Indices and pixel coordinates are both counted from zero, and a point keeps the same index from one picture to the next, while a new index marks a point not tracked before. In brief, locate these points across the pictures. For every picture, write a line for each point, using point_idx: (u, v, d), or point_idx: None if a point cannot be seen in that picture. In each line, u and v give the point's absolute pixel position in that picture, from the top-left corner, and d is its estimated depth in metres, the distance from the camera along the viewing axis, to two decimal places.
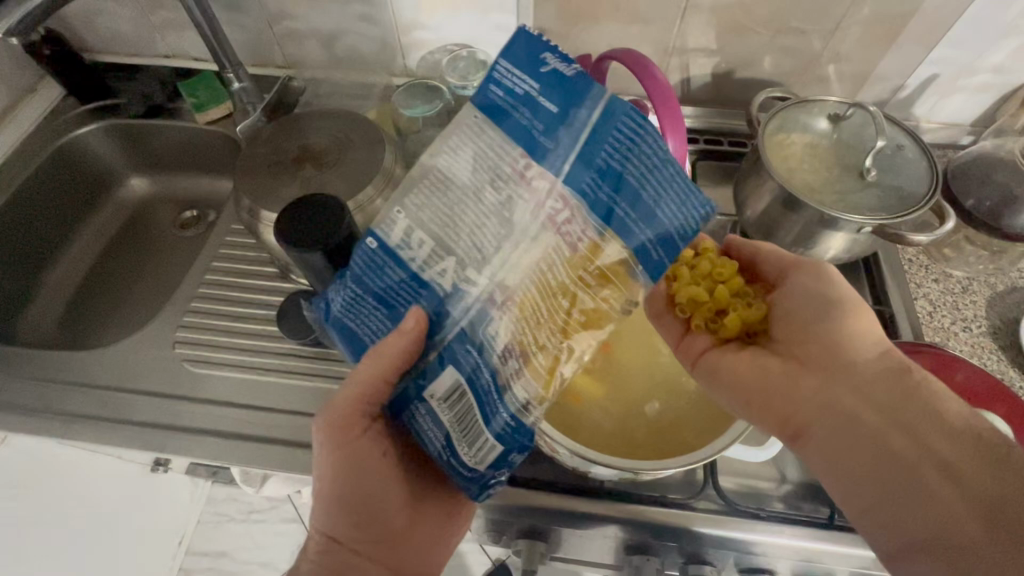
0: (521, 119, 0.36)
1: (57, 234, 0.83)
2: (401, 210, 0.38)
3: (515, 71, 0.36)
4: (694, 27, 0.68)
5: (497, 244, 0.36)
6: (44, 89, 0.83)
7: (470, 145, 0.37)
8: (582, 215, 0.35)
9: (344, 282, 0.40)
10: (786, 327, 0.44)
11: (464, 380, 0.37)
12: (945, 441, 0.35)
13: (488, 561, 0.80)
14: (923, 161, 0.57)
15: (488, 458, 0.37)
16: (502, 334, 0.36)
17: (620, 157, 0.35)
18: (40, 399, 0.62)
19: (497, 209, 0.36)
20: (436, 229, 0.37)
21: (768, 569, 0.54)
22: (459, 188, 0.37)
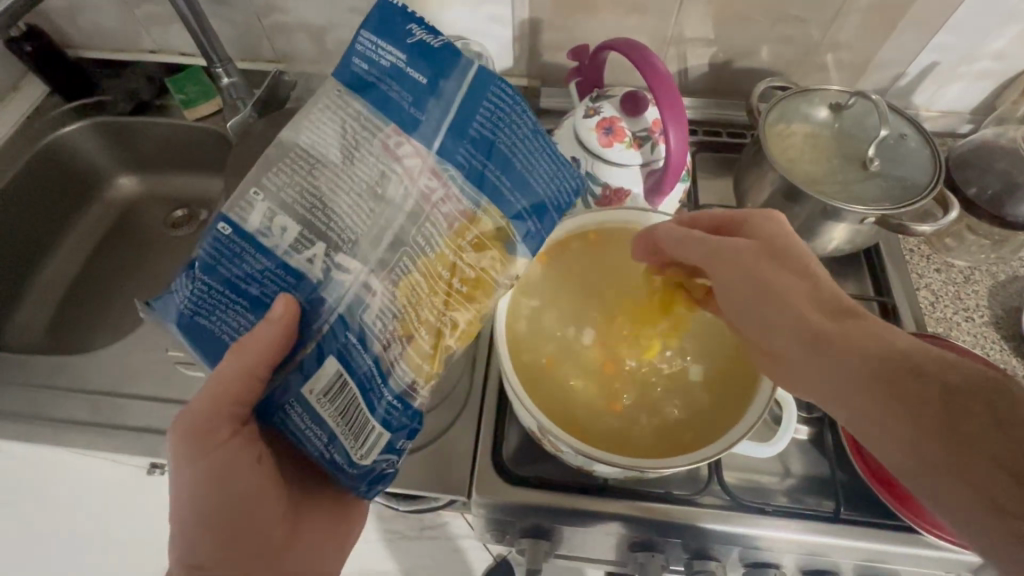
0: (390, 92, 0.39)
1: (44, 236, 0.82)
2: (259, 193, 0.37)
3: (379, 44, 0.39)
4: (693, 17, 0.67)
5: (369, 223, 0.37)
6: (28, 86, 0.81)
7: (334, 122, 0.39)
8: (461, 190, 0.38)
9: (192, 274, 0.37)
10: (739, 306, 0.44)
11: (344, 371, 0.36)
12: (887, 387, 0.35)
13: (489, 557, 0.78)
14: (925, 150, 0.56)
15: (375, 450, 0.37)
16: (384, 314, 0.36)
17: (489, 132, 0.39)
18: (34, 404, 0.61)
19: (369, 185, 0.38)
20: (300, 212, 0.37)
21: (774, 563, 0.53)
22: (325, 165, 0.38)
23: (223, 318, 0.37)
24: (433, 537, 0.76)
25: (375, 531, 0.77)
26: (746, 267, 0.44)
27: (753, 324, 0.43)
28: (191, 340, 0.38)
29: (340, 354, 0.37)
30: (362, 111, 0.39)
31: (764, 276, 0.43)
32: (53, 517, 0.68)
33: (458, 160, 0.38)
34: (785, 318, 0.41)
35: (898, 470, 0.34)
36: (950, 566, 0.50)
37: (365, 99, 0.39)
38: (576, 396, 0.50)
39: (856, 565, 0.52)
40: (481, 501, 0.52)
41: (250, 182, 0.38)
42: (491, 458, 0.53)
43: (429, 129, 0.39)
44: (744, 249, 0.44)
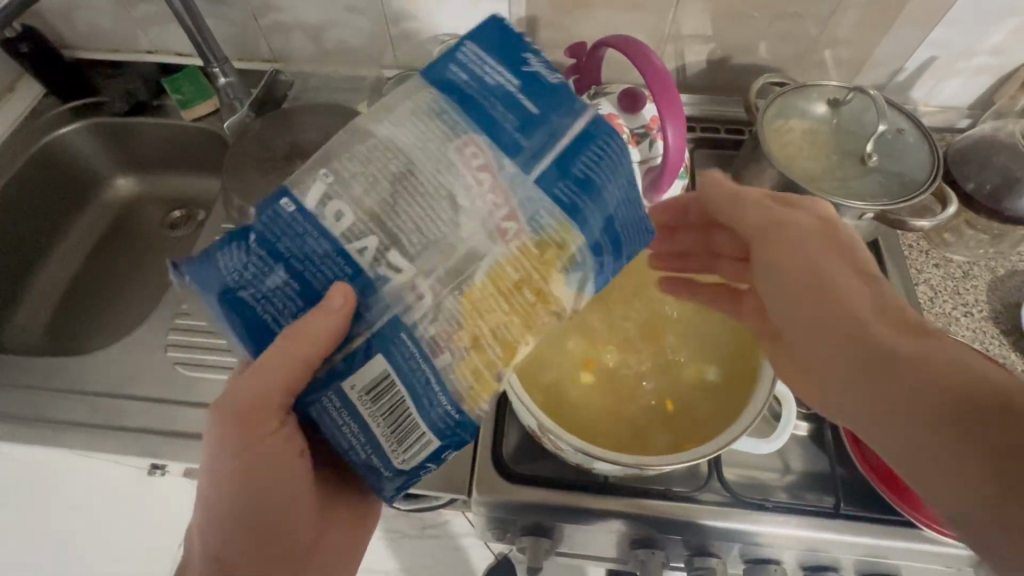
0: (490, 108, 0.34)
1: (42, 236, 0.82)
2: (328, 175, 0.33)
3: (491, 61, 0.35)
4: (689, 14, 0.67)
5: (441, 226, 0.32)
6: (23, 87, 0.81)
7: (418, 121, 0.34)
8: (542, 204, 0.33)
9: (241, 244, 0.33)
10: (797, 307, 0.40)
11: (392, 371, 0.32)
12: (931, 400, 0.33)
13: (490, 555, 0.78)
14: (924, 145, 0.56)
15: (421, 455, 0.34)
16: (443, 322, 0.32)
17: (586, 156, 0.34)
18: (31, 406, 0.60)
19: (443, 179, 0.33)
20: (366, 203, 0.32)
21: (774, 559, 0.53)
22: (401, 151, 0.33)
23: (275, 292, 0.33)
24: (434, 536, 0.76)
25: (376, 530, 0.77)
26: (795, 268, 0.41)
27: (798, 327, 0.41)
28: (229, 313, 0.33)
29: (387, 353, 0.33)
30: (447, 105, 0.34)
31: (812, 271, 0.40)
32: (51, 517, 0.68)
33: (543, 173, 0.33)
34: (842, 321, 0.38)
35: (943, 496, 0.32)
36: (949, 561, 0.50)
37: (451, 93, 0.35)
38: (572, 388, 0.51)
39: (856, 561, 0.52)
40: (481, 499, 0.52)
41: (317, 156, 0.34)
42: (491, 455, 0.53)
43: (513, 135, 0.34)
44: (789, 239, 0.42)
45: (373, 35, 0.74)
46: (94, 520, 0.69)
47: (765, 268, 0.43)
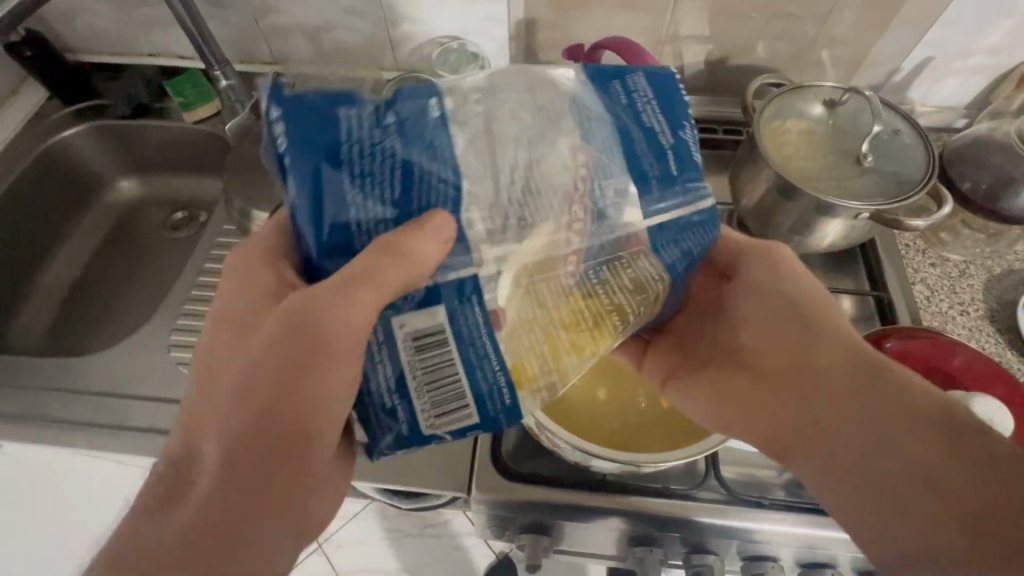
0: (636, 142, 0.34)
1: (46, 237, 0.82)
2: (480, 109, 0.34)
3: (656, 112, 0.35)
4: (687, 14, 0.67)
5: (542, 185, 0.33)
6: (28, 90, 0.82)
7: (575, 111, 0.34)
8: (639, 235, 0.34)
9: (378, 130, 0.32)
10: (798, 328, 0.43)
11: (450, 329, 0.33)
12: (911, 434, 0.36)
13: (491, 554, 0.79)
14: (919, 145, 0.57)
15: (452, 425, 0.34)
16: (518, 322, 0.34)
17: (695, 216, 0.35)
18: (36, 406, 0.61)
19: (569, 178, 0.33)
20: (486, 147, 0.33)
21: (771, 556, 0.54)
22: (542, 129, 0.34)
23: (370, 188, 0.32)
24: (435, 535, 0.77)
25: (377, 530, 0.77)
26: (794, 297, 0.45)
27: (791, 345, 0.43)
28: (311, 178, 0.31)
29: (454, 312, 0.33)
30: (597, 105, 0.35)
31: (811, 301, 0.44)
32: (53, 517, 0.69)
33: (653, 205, 0.34)
34: (840, 343, 0.41)
35: (902, 521, 0.34)
36: None
37: (605, 101, 0.35)
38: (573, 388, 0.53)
39: (853, 558, 0.52)
40: (481, 497, 0.52)
41: (475, 95, 0.34)
42: (491, 454, 0.54)
43: (640, 157, 0.34)
44: (792, 269, 0.46)
45: (372, 37, 0.74)
46: (95, 519, 0.69)
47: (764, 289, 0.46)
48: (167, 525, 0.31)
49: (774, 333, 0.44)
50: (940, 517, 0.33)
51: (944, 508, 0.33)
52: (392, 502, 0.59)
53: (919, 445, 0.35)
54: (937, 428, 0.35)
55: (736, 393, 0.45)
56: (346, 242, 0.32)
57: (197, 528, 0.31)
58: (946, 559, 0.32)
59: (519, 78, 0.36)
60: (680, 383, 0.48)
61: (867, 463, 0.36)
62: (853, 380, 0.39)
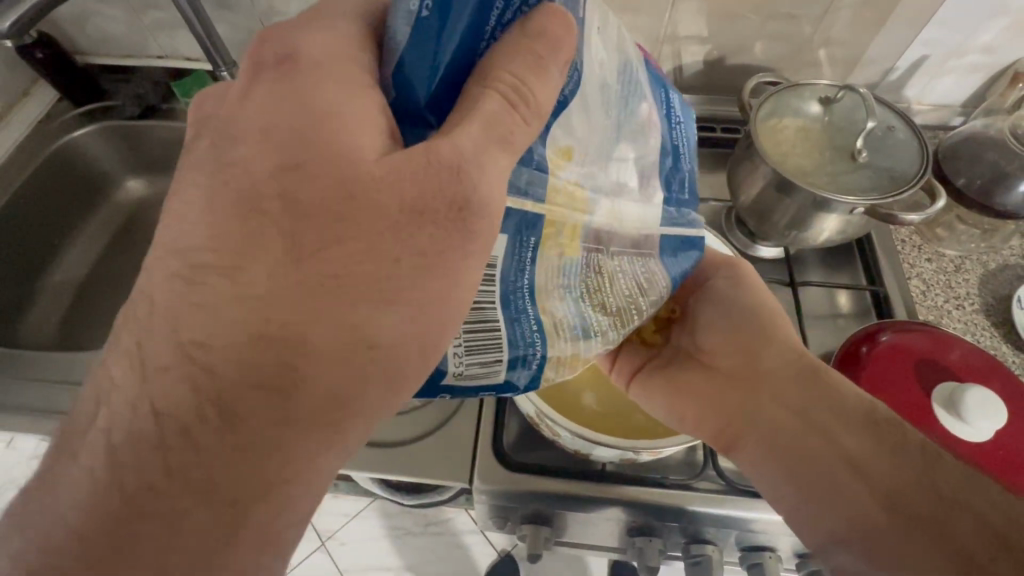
0: (669, 142, 0.37)
1: (56, 236, 0.84)
2: (596, 38, 0.32)
3: (685, 132, 0.39)
4: (685, 15, 0.68)
5: (601, 140, 0.32)
6: (39, 91, 0.84)
7: (644, 83, 0.35)
8: (653, 239, 0.37)
9: None
10: (764, 332, 0.47)
11: (500, 272, 0.31)
12: (851, 435, 0.40)
13: (493, 552, 0.79)
14: (913, 142, 0.58)
15: (473, 380, 0.32)
16: (553, 292, 0.33)
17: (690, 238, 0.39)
18: (47, 400, 0.62)
19: (611, 158, 0.33)
20: (589, 84, 0.31)
21: (769, 546, 0.55)
22: (620, 84, 0.33)
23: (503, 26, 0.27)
24: (436, 533, 0.79)
25: (380, 527, 0.79)
26: (746, 305, 0.49)
27: (744, 351, 0.47)
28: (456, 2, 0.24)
29: (512, 256, 0.31)
30: (653, 98, 0.36)
31: (761, 310, 0.48)
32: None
33: (666, 218, 0.37)
34: (785, 349, 0.46)
35: (848, 520, 0.37)
36: None
37: (656, 95, 0.36)
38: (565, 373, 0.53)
39: None
40: (484, 488, 0.53)
41: (593, 18, 0.32)
42: (491, 446, 0.55)
43: (668, 174, 0.37)
44: (744, 277, 0.50)
45: None
46: None
47: (719, 299, 0.49)
48: (220, 477, 0.25)
49: (728, 339, 0.48)
50: (863, 503, 0.37)
51: (868, 494, 0.37)
52: (397, 495, 0.63)
53: (858, 445, 0.39)
54: (864, 427, 0.40)
55: (696, 391, 0.47)
56: (451, 99, 0.28)
57: (258, 483, 0.25)
58: (867, 540, 0.35)
59: (614, 26, 0.34)
60: (649, 380, 0.49)
61: (817, 463, 0.40)
62: (795, 385, 0.44)
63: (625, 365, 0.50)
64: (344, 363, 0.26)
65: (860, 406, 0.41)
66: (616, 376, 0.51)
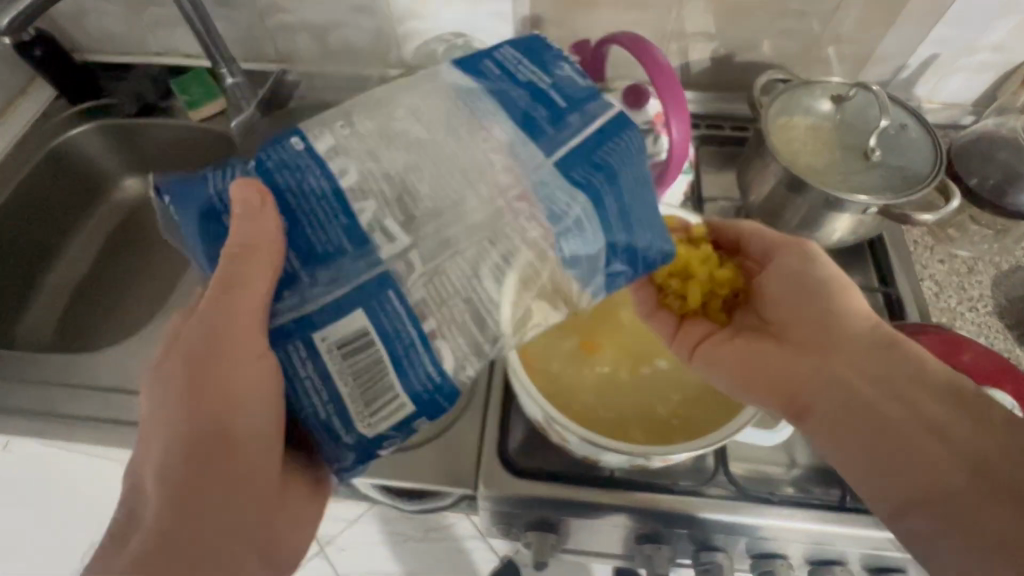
0: (524, 106, 0.39)
1: (53, 238, 0.83)
2: (341, 129, 0.38)
3: (529, 67, 0.41)
4: (694, 11, 0.67)
5: (429, 183, 0.37)
6: (36, 90, 0.82)
7: (436, 105, 0.39)
8: (544, 167, 0.37)
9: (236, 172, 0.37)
10: (797, 312, 0.49)
11: (371, 329, 0.34)
12: (932, 404, 0.40)
13: (495, 558, 0.77)
14: (927, 140, 0.57)
15: (388, 421, 0.34)
16: (447, 317, 0.35)
17: (598, 129, 0.39)
18: (42, 401, 0.61)
19: (448, 174, 0.37)
20: (359, 154, 0.37)
21: (780, 553, 0.53)
22: (414, 130, 0.38)
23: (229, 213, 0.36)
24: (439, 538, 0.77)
25: (378, 533, 0.77)
26: (811, 278, 0.49)
27: (815, 321, 0.48)
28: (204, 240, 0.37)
29: (367, 308, 0.34)
30: (485, 97, 0.39)
31: (837, 283, 0.49)
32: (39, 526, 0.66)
33: (548, 146, 0.38)
34: (861, 320, 0.46)
35: (922, 489, 0.38)
36: None
37: (480, 80, 0.40)
38: (569, 371, 0.52)
39: (863, 554, 0.52)
40: (489, 494, 0.52)
41: (332, 124, 0.38)
42: (497, 451, 0.53)
43: (526, 110, 0.39)
44: (814, 255, 0.50)
45: (378, 35, 0.74)
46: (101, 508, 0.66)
47: (789, 271, 0.50)
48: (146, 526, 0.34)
49: (796, 311, 0.49)
50: (948, 465, 0.37)
51: (950, 461, 0.37)
52: (398, 502, 0.61)
53: (941, 413, 0.39)
54: (946, 396, 0.40)
55: (769, 358, 0.48)
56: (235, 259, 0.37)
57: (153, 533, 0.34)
58: (948, 506, 0.36)
59: (389, 97, 0.40)
60: (708, 354, 0.49)
61: (891, 430, 0.40)
62: (871, 353, 0.44)
63: (686, 339, 0.51)
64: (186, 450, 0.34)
65: (940, 375, 0.42)
66: (679, 347, 0.51)
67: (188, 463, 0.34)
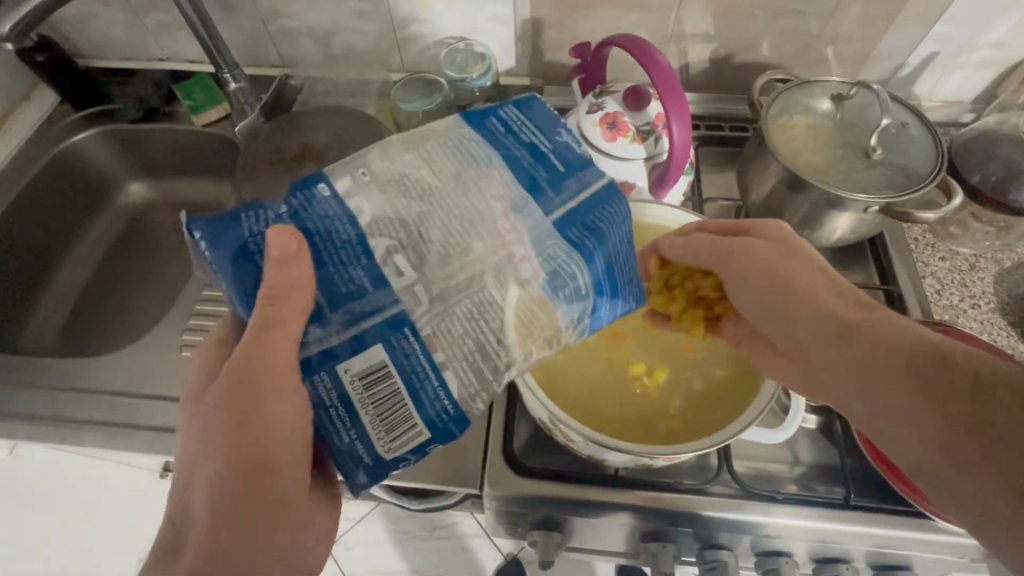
0: (528, 165, 0.40)
1: (58, 243, 0.83)
2: (364, 173, 0.38)
3: (532, 127, 0.42)
4: (692, 13, 0.67)
5: (442, 230, 0.37)
6: (38, 96, 0.82)
7: (446, 156, 0.40)
8: (545, 227, 0.38)
9: (269, 217, 0.36)
10: (759, 312, 0.44)
11: (390, 362, 0.35)
12: (901, 385, 0.35)
13: (499, 556, 0.77)
14: (928, 138, 0.57)
15: (407, 445, 0.35)
16: (461, 343, 0.35)
17: (592, 194, 0.40)
18: (48, 405, 0.61)
19: (461, 216, 0.38)
20: (379, 199, 0.38)
21: (785, 550, 0.54)
22: (431, 175, 0.39)
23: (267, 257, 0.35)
24: (442, 538, 0.78)
25: (384, 533, 0.78)
26: (760, 261, 0.43)
27: (775, 316, 0.42)
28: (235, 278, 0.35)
29: (385, 343, 0.35)
30: (484, 148, 0.40)
31: (784, 269, 0.43)
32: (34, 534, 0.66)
33: (549, 207, 0.39)
34: (816, 308, 0.40)
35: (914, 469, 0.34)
36: (962, 551, 0.50)
37: (486, 136, 0.41)
38: (581, 382, 0.52)
39: (868, 552, 0.52)
40: (494, 494, 0.52)
41: (355, 168, 0.39)
42: (503, 450, 0.54)
43: (530, 172, 0.40)
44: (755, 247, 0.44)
45: (380, 39, 0.75)
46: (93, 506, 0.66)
47: (738, 261, 0.45)
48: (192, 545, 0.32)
49: (760, 310, 0.43)
50: (926, 456, 0.33)
51: (928, 441, 0.33)
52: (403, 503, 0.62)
53: (911, 395, 0.34)
54: (913, 372, 0.34)
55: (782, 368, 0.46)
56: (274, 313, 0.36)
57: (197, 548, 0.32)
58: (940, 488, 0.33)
59: (401, 144, 0.40)
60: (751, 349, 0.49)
61: (872, 415, 0.37)
62: (829, 344, 0.39)
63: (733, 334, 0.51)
64: (229, 485, 0.32)
65: (910, 346, 0.36)
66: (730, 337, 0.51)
67: (236, 492, 0.32)
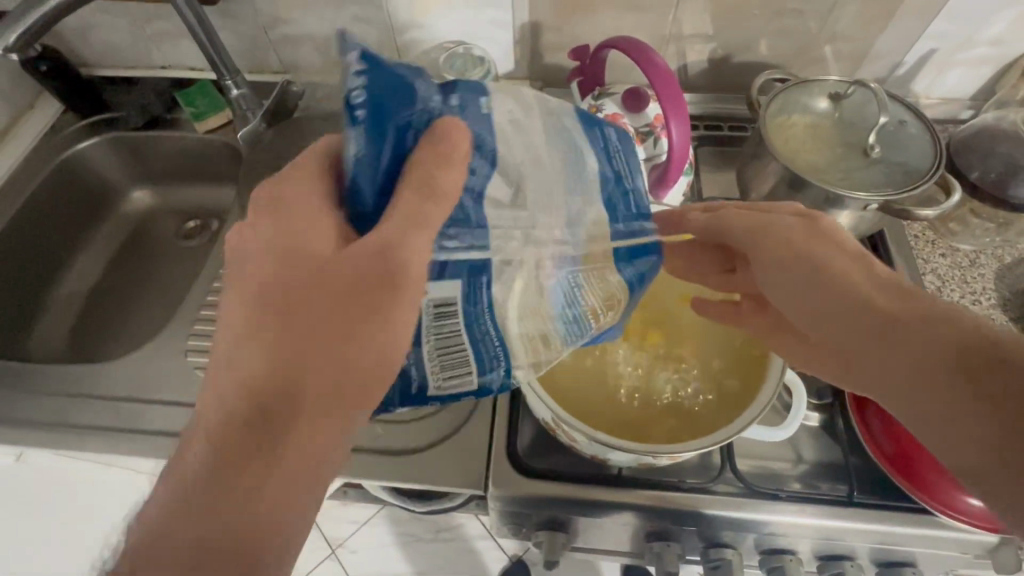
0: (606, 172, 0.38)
1: (63, 250, 0.84)
2: (505, 107, 0.35)
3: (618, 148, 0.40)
4: (689, 15, 0.68)
5: (542, 193, 0.35)
6: (42, 105, 0.83)
7: (557, 136, 0.36)
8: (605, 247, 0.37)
9: (439, 104, 0.32)
10: (780, 294, 0.40)
11: (461, 301, 0.33)
12: (938, 380, 0.32)
13: (503, 557, 0.77)
14: (926, 135, 0.57)
15: (455, 388, 0.35)
16: (515, 305, 0.35)
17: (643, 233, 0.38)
18: (54, 411, 0.62)
19: (557, 194, 0.35)
20: (505, 143, 0.34)
21: (789, 548, 0.54)
22: (552, 143, 0.36)
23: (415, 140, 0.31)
24: (447, 540, 0.78)
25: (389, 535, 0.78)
26: (789, 247, 0.40)
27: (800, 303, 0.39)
28: (381, 137, 0.29)
29: (466, 284, 0.33)
30: (584, 141, 0.38)
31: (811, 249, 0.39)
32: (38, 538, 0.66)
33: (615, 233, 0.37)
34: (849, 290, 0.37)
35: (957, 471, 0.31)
36: (966, 547, 0.51)
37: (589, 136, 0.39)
38: (589, 383, 0.53)
39: (872, 549, 0.52)
40: (498, 495, 0.52)
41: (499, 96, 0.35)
42: (507, 451, 0.54)
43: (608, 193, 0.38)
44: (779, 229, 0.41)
45: (380, 45, 0.75)
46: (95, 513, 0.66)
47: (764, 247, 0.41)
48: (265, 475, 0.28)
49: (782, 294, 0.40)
50: (980, 465, 0.29)
51: (973, 444, 0.30)
52: (408, 506, 0.62)
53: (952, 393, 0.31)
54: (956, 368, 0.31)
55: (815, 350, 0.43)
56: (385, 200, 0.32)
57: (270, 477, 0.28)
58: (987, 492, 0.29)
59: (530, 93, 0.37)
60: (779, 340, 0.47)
61: (913, 412, 0.33)
62: (862, 334, 0.35)
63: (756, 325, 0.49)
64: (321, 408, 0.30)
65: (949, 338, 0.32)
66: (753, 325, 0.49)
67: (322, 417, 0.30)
